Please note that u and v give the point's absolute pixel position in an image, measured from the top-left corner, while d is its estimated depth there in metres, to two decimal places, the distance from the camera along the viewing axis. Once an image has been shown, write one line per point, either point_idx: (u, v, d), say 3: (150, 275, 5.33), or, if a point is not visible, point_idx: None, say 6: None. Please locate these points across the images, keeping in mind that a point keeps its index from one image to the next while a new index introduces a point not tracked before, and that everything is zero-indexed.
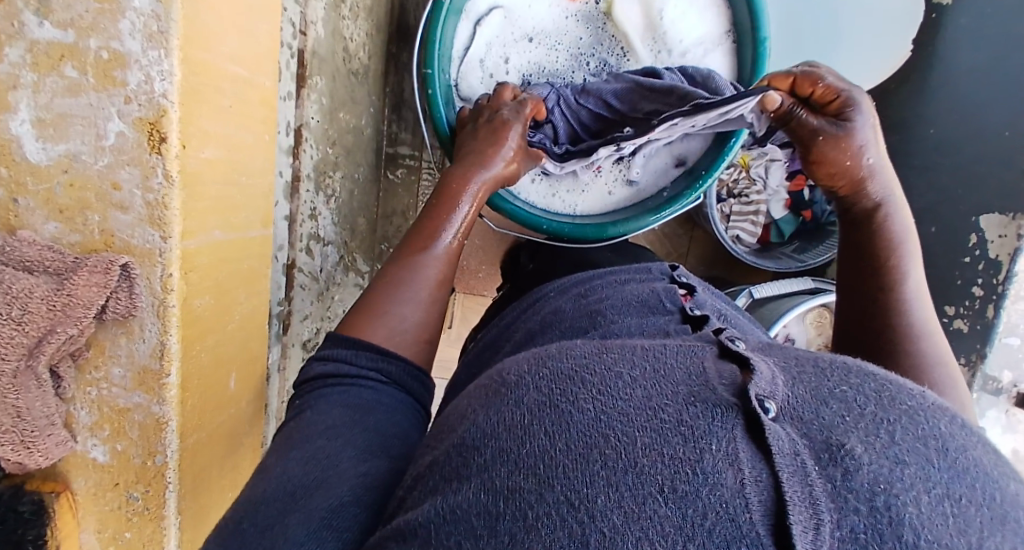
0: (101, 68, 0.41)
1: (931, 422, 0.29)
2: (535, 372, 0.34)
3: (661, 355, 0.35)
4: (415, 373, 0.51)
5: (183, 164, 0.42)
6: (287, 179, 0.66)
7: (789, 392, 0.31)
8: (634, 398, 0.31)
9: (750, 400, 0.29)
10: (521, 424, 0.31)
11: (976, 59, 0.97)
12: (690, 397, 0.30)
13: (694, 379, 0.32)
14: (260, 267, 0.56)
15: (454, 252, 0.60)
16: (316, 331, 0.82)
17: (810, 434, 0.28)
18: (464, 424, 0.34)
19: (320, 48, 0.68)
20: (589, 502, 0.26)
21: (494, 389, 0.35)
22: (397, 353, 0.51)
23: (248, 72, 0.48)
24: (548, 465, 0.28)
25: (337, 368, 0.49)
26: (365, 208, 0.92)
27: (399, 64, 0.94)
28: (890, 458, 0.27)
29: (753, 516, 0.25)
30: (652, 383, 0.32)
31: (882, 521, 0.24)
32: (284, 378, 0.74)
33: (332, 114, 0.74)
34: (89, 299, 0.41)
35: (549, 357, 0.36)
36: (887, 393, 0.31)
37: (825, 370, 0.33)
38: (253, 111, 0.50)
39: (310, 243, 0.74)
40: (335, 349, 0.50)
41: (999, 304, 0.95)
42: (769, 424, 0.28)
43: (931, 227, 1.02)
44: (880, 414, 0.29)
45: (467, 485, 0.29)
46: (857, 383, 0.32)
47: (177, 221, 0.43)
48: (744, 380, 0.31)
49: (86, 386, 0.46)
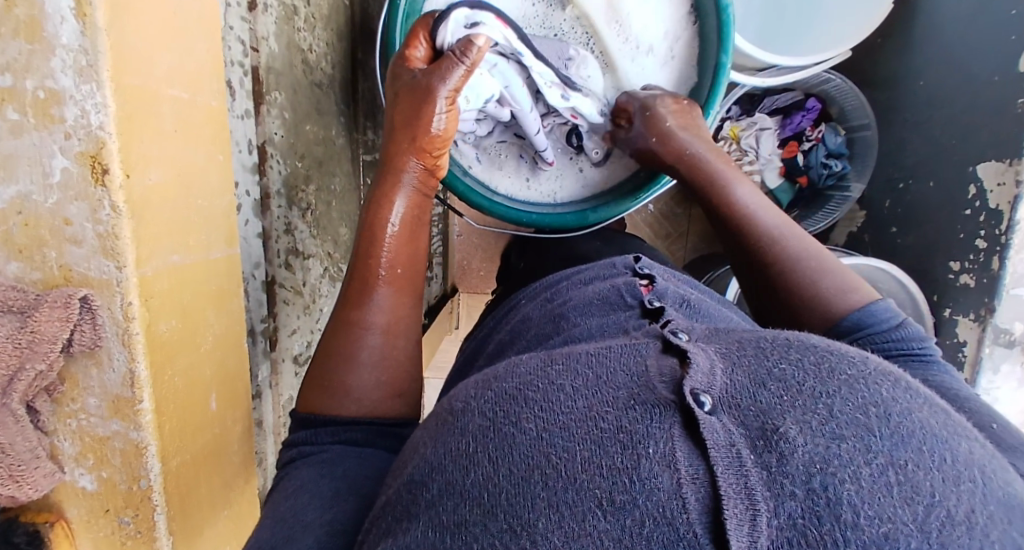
0: (39, 107, 0.42)
1: (873, 390, 0.31)
2: (480, 396, 0.35)
3: (604, 358, 0.36)
4: (384, 432, 0.51)
5: (129, 193, 0.43)
6: (255, 197, 0.67)
7: (728, 380, 0.32)
8: (574, 408, 0.32)
9: (686, 397, 0.30)
10: (467, 452, 0.31)
11: (957, 4, 0.94)
12: (630, 400, 0.31)
13: (635, 380, 0.33)
14: (230, 286, 0.57)
15: (398, 291, 0.58)
16: (307, 345, 0.83)
17: (746, 423, 0.29)
18: (415, 459, 0.35)
19: (275, 62, 0.68)
20: (532, 527, 0.27)
21: (443, 418, 0.36)
22: (359, 419, 0.50)
23: (189, 93, 0.49)
24: (492, 494, 0.29)
25: (303, 448, 0.49)
26: (347, 217, 0.93)
27: (367, 70, 0.94)
28: (828, 436, 0.28)
29: (691, 516, 0.26)
30: (593, 390, 0.33)
31: (820, 504, 0.25)
32: (278, 393, 0.75)
33: (298, 128, 0.75)
34: (52, 334, 0.43)
35: (495, 378, 0.37)
36: (826, 364, 0.32)
37: (765, 349, 0.34)
38: (199, 132, 0.51)
39: (289, 258, 0.75)
40: (298, 432, 0.51)
41: (1004, 255, 0.92)
42: (704, 418, 0.29)
43: (929, 183, 1.02)
44: (818, 389, 0.30)
45: (416, 524, 0.30)
46: (797, 357, 0.33)
47: (130, 249, 0.44)
48: (682, 373, 0.33)
49: (66, 418, 0.48)
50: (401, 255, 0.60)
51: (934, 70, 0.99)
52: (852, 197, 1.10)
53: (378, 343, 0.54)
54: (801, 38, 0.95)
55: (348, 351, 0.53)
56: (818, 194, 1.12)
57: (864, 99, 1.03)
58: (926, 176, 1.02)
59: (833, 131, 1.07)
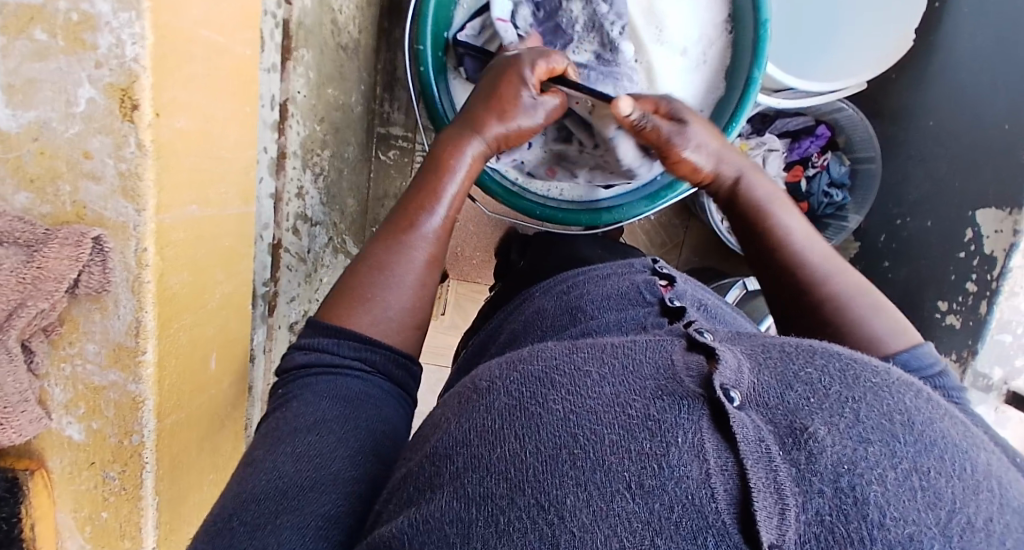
0: (70, 31, 0.39)
1: (895, 398, 0.30)
2: (506, 377, 0.34)
3: (630, 350, 0.35)
4: (399, 364, 0.49)
5: (156, 133, 0.41)
6: (272, 155, 0.65)
7: (754, 380, 0.31)
8: (603, 394, 0.31)
9: (715, 391, 0.30)
10: (492, 429, 0.31)
11: (977, 51, 0.97)
12: (658, 391, 0.31)
13: (662, 372, 0.33)
14: (240, 245, 0.55)
15: (445, 229, 0.55)
16: (304, 314, 0.80)
17: (774, 421, 0.29)
18: (438, 434, 0.34)
19: (307, 18, 0.66)
20: (559, 504, 0.26)
21: (466, 396, 0.35)
22: (382, 342, 0.48)
23: (224, 37, 0.47)
24: (519, 469, 0.28)
25: (319, 358, 0.47)
26: (355, 188, 0.90)
27: (390, 40, 0.92)
28: (853, 439, 0.27)
29: (719, 505, 0.25)
30: (621, 379, 0.32)
31: (848, 503, 0.24)
32: (271, 360, 0.73)
33: (320, 90, 0.72)
34: (59, 272, 0.40)
35: (521, 359, 0.36)
36: (851, 371, 0.32)
37: (790, 353, 0.34)
38: (229, 81, 0.49)
39: (297, 223, 0.73)
40: (317, 338, 0.48)
41: (993, 300, 0.96)
42: (734, 412, 0.28)
43: (926, 223, 1.06)
44: (844, 394, 0.30)
45: (441, 494, 0.29)
46: (821, 363, 0.32)
47: (151, 194, 0.42)
48: (710, 369, 0.32)
49: (61, 363, 0.45)
50: (459, 208, 0.58)
51: (945, 113, 1.02)
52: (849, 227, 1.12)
53: (421, 259, 0.53)
54: (806, 66, 0.97)
55: (386, 264, 0.51)
56: (817, 220, 1.15)
57: (872, 132, 1.05)
58: (924, 217, 1.06)
59: (838, 161, 1.10)
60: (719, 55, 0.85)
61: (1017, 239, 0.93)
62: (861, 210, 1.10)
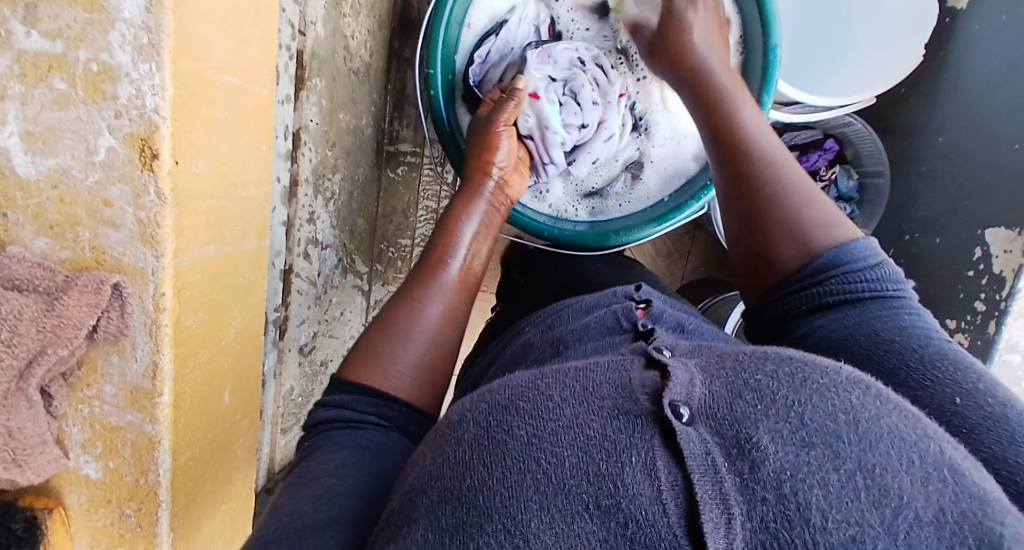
0: (90, 81, 0.40)
1: (843, 397, 0.30)
2: (472, 408, 0.34)
3: (594, 373, 0.34)
4: (417, 419, 0.49)
5: (175, 180, 0.41)
6: (285, 183, 0.66)
7: (708, 391, 0.31)
8: (563, 415, 0.30)
9: (665, 408, 0.30)
10: (462, 460, 0.30)
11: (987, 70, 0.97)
12: (615, 410, 0.30)
13: (620, 391, 0.32)
14: (257, 279, 0.55)
15: (463, 282, 0.59)
16: (313, 336, 0.79)
17: (722, 432, 0.28)
18: (415, 469, 0.34)
19: (320, 48, 0.67)
20: (524, 527, 0.27)
21: (440, 431, 0.35)
22: (400, 396, 0.49)
23: (241, 79, 0.48)
24: (486, 496, 0.28)
25: (341, 414, 0.48)
26: (365, 208, 0.90)
27: (400, 60, 0.92)
28: (798, 444, 0.27)
29: (671, 519, 0.25)
30: (580, 399, 0.31)
31: (791, 508, 0.25)
32: (281, 383, 0.73)
33: (332, 116, 0.73)
34: (79, 320, 0.41)
35: (489, 390, 0.35)
36: (800, 374, 0.31)
37: (742, 361, 0.34)
38: (246, 121, 0.49)
39: (308, 248, 0.73)
40: (339, 394, 0.49)
41: (1000, 320, 0.95)
42: (683, 429, 0.28)
43: (936, 239, 1.05)
44: (791, 397, 0.30)
45: (415, 528, 0.29)
46: (771, 368, 0.32)
47: (169, 239, 0.42)
48: (663, 385, 0.32)
49: (78, 404, 0.46)
50: (476, 263, 0.62)
51: (956, 130, 1.02)
52: None
53: (437, 315, 0.54)
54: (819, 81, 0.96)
55: (402, 325, 0.52)
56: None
57: (881, 146, 1.05)
58: (934, 233, 1.05)
59: (846, 174, 1.10)
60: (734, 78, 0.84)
61: None
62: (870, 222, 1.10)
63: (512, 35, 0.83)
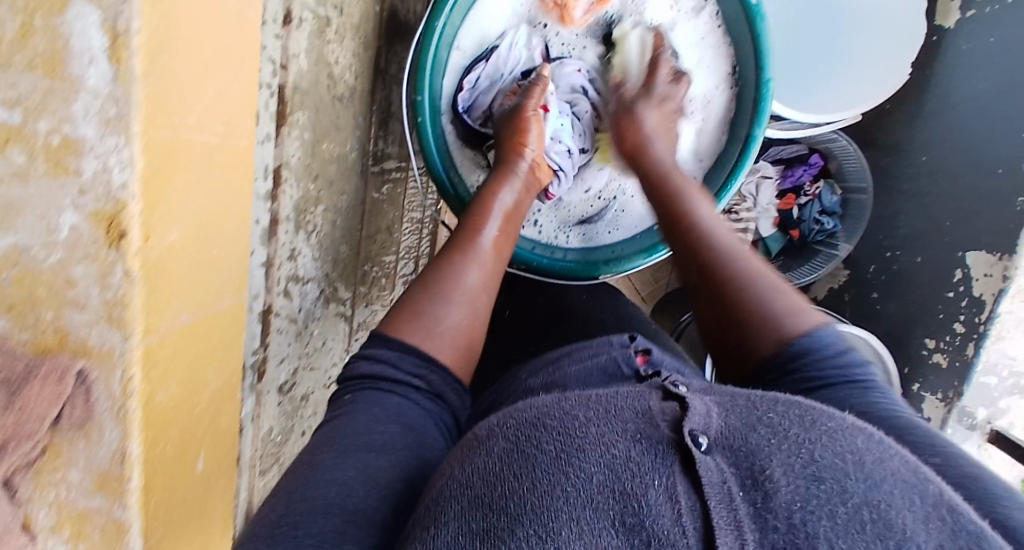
0: (51, 154, 0.36)
1: (849, 441, 0.32)
2: (501, 425, 0.35)
3: (613, 397, 0.36)
4: (454, 388, 0.52)
5: (144, 257, 0.38)
6: (264, 224, 0.62)
7: (722, 425, 0.33)
8: (589, 434, 0.32)
9: (684, 436, 0.31)
10: (490, 470, 0.31)
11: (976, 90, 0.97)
12: (638, 434, 0.32)
13: (641, 416, 0.33)
14: (233, 338, 0.52)
15: (498, 250, 0.62)
16: (292, 372, 0.76)
17: (737, 465, 0.30)
18: (439, 479, 0.34)
19: (303, 80, 0.63)
20: (553, 534, 0.27)
21: (467, 443, 0.36)
22: (439, 359, 0.51)
23: (221, 135, 0.44)
24: (518, 502, 0.29)
25: (382, 379, 0.49)
26: (348, 234, 0.87)
27: (386, 78, 0.88)
28: (806, 478, 0.29)
29: (690, 541, 0.26)
30: (604, 421, 0.33)
31: (802, 535, 0.26)
32: (257, 426, 0.69)
33: (315, 148, 0.69)
34: (40, 412, 0.38)
35: (515, 409, 0.37)
36: (809, 417, 0.34)
37: (755, 403, 0.35)
38: (225, 180, 0.46)
39: (289, 285, 0.70)
40: (382, 351, 0.50)
41: (979, 343, 0.97)
42: (701, 457, 0.30)
43: (917, 258, 1.06)
44: (801, 438, 0.32)
45: (442, 528, 0.29)
46: (782, 412, 0.34)
47: (138, 319, 0.39)
48: (681, 414, 0.33)
49: (44, 487, 0.43)
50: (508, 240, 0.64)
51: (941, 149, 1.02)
52: (839, 255, 1.12)
53: (476, 279, 0.57)
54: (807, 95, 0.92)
55: (444, 283, 0.55)
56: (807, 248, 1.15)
57: (865, 162, 1.06)
58: (914, 252, 1.06)
59: (830, 189, 1.11)
60: (723, 106, 0.83)
61: (1006, 284, 0.93)
62: (852, 239, 1.10)
63: (501, 63, 0.82)
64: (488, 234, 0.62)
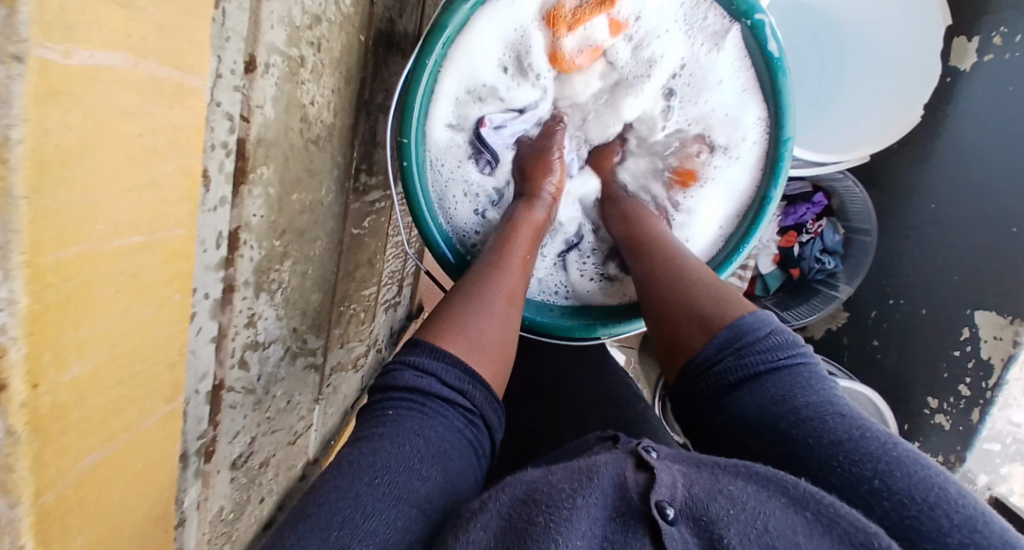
0: None
1: (801, 512, 0.40)
2: (495, 498, 0.43)
3: (592, 466, 0.44)
4: (492, 404, 0.56)
5: (32, 409, 0.30)
6: (215, 297, 0.54)
7: (687, 494, 0.41)
8: (574, 507, 0.39)
9: (654, 507, 0.39)
10: (489, 545, 0.38)
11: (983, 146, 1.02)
12: (612, 511, 0.40)
13: (616, 484, 0.42)
14: (166, 450, 0.45)
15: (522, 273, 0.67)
16: (248, 443, 0.68)
17: (700, 533, 0.38)
18: (440, 538, 0.41)
19: (268, 131, 0.55)
20: None
21: (461, 515, 0.42)
22: (481, 379, 0.56)
23: (146, 234, 0.37)
24: None
25: (427, 387, 0.52)
26: (320, 281, 0.78)
27: (370, 109, 0.80)
28: (761, 545, 0.37)
29: None
30: (586, 490, 0.41)
31: None
32: (205, 509, 0.62)
33: (282, 201, 0.61)
34: None
35: (504, 483, 0.45)
36: (764, 488, 0.42)
37: (716, 470, 0.44)
38: (150, 283, 0.38)
39: (245, 354, 0.62)
40: (429, 360, 0.54)
41: (985, 409, 1.00)
42: (669, 529, 0.38)
43: (919, 309, 1.10)
44: (758, 510, 0.39)
45: None
46: (741, 481, 0.42)
47: (25, 483, 0.31)
48: (650, 485, 0.41)
49: None
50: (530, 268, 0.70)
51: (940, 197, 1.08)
52: (839, 295, 1.16)
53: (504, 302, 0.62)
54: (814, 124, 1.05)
55: (477, 300, 0.61)
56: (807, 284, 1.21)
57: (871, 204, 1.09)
58: (916, 302, 1.10)
59: (832, 228, 1.17)
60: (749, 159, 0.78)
61: (1016, 349, 0.96)
62: (852, 280, 1.14)
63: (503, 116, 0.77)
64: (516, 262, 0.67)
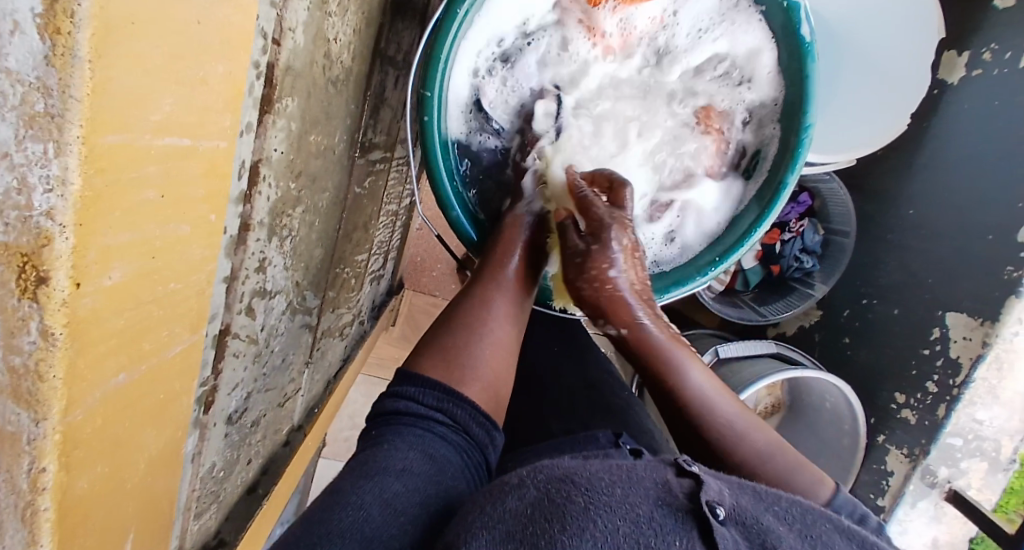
0: None
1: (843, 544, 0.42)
2: (532, 476, 0.44)
3: (633, 469, 0.45)
4: (478, 419, 0.60)
5: (72, 311, 0.27)
6: (233, 233, 0.50)
7: (735, 502, 0.42)
8: (614, 493, 0.40)
9: (704, 506, 0.40)
10: (526, 515, 0.39)
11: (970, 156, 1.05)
12: (657, 499, 0.41)
13: (659, 484, 0.43)
14: (177, 388, 0.42)
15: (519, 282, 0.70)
16: (244, 397, 0.65)
17: (750, 538, 0.39)
18: (473, 514, 0.42)
19: (296, 60, 0.51)
20: None
21: (500, 491, 0.43)
22: (465, 397, 0.60)
23: (193, 138, 0.33)
24: (549, 540, 0.36)
25: (415, 410, 0.58)
26: (325, 236, 0.75)
27: (385, 61, 0.77)
28: None
29: None
30: (626, 483, 0.42)
31: None
32: (199, 464, 0.59)
33: (301, 140, 0.58)
34: None
35: (541, 468, 0.46)
36: (808, 517, 0.44)
37: (760, 492, 0.46)
38: (190, 192, 0.35)
39: (252, 301, 0.58)
40: (407, 387, 0.60)
41: (950, 405, 1.03)
42: (718, 526, 0.39)
43: (893, 309, 1.14)
44: (806, 537, 0.41)
45: (479, 539, 0.37)
46: (784, 507, 0.44)
47: (57, 395, 0.28)
48: (697, 489, 0.43)
49: None
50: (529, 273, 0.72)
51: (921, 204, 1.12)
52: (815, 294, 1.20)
53: (500, 312, 0.67)
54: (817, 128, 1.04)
55: (466, 323, 0.64)
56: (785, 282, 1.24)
57: (851, 208, 1.13)
58: (892, 303, 1.14)
59: (813, 228, 1.20)
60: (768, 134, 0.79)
61: (984, 350, 0.99)
62: (828, 280, 1.17)
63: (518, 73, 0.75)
64: (510, 268, 0.70)
